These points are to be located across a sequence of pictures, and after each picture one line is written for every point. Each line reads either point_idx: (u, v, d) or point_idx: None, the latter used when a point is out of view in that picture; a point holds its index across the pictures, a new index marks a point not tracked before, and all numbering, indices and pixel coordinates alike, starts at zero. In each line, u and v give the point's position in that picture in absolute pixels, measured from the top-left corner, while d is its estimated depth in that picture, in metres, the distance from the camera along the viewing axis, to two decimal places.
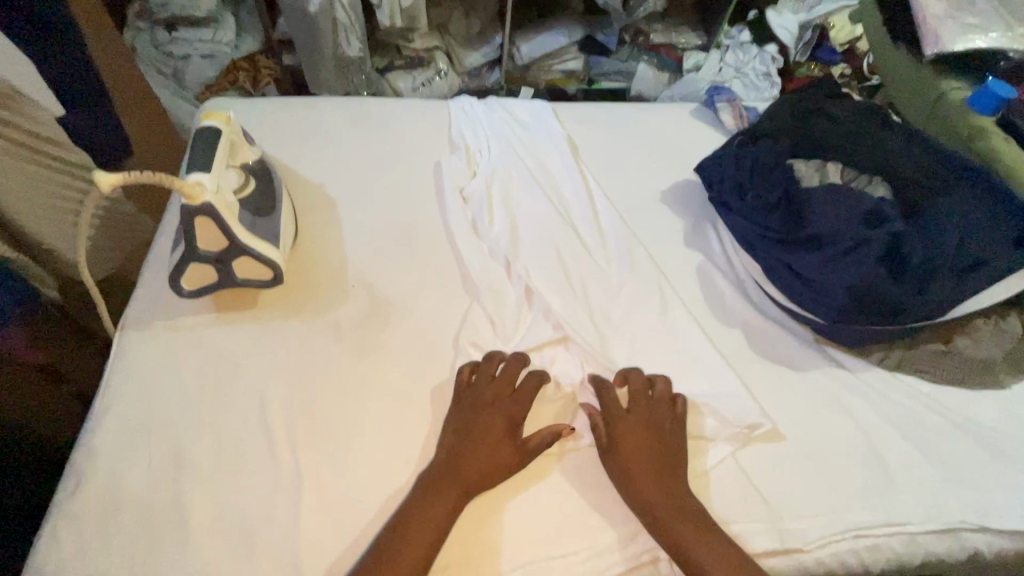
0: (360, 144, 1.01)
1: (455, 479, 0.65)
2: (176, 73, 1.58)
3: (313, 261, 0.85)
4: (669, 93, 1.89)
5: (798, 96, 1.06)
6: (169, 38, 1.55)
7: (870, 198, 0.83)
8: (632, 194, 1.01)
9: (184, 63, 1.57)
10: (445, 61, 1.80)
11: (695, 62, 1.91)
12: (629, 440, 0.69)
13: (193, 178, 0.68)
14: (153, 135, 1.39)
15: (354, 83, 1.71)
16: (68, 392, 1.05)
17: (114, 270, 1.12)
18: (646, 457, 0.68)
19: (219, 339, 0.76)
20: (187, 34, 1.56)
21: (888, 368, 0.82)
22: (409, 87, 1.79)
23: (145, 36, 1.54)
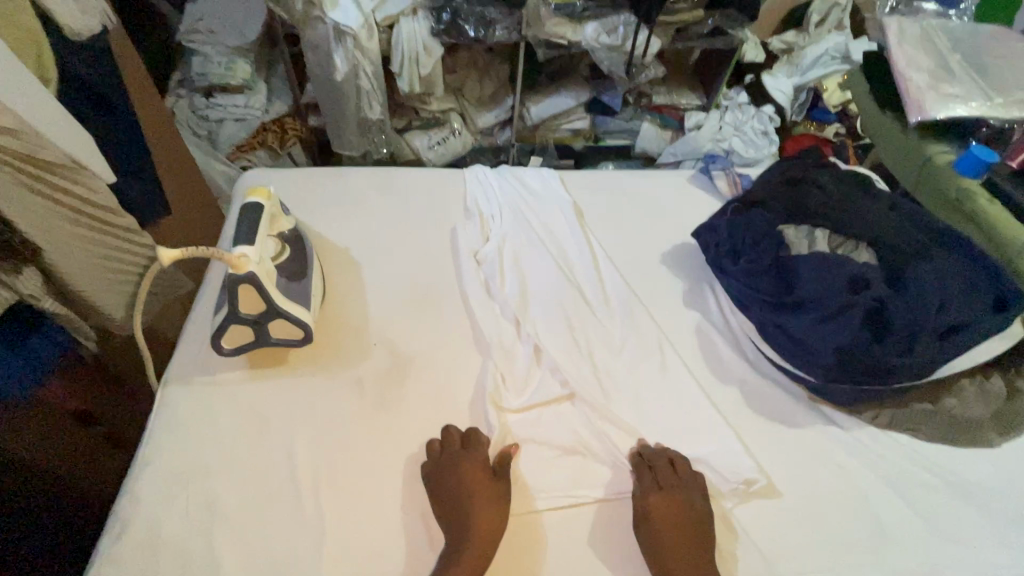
0: (383, 210, 1.10)
1: (470, 531, 0.69)
2: (210, 134, 1.73)
3: (339, 319, 0.93)
4: (671, 151, 2.01)
5: (787, 166, 1.14)
6: (206, 103, 1.70)
7: (857, 263, 0.89)
8: (634, 256, 1.08)
9: (219, 126, 1.72)
10: (459, 122, 1.93)
11: (696, 120, 2.00)
12: (661, 514, 0.72)
13: (239, 249, 0.76)
14: (188, 194, 1.50)
15: (374, 143, 1.84)
16: (100, 433, 1.15)
17: (151, 320, 1.21)
18: (675, 531, 0.71)
19: (251, 393, 0.82)
20: (222, 101, 1.71)
21: (880, 426, 0.86)
22: (426, 146, 1.92)
23: (185, 102, 1.70)
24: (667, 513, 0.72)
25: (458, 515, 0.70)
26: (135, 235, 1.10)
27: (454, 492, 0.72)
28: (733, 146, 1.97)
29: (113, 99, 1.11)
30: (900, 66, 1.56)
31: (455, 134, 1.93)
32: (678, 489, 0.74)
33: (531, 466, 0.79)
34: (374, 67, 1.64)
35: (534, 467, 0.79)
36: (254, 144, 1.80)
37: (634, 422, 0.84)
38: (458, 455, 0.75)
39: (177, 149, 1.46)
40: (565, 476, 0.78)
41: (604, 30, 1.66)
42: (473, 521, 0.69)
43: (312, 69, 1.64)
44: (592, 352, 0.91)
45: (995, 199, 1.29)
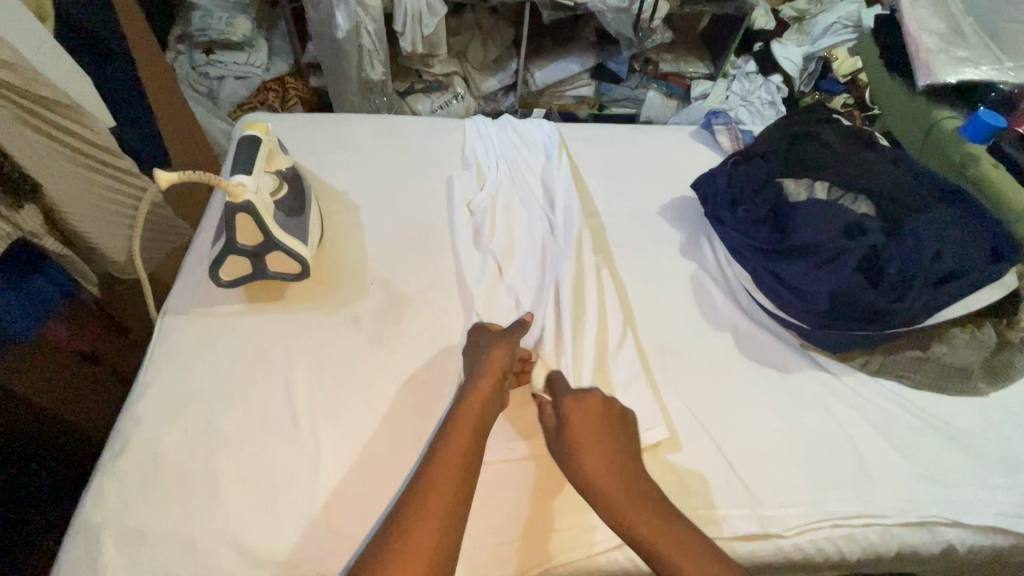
0: (382, 157, 1.10)
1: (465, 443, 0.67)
2: (211, 92, 1.70)
3: (337, 259, 0.93)
4: (677, 119, 1.97)
5: (790, 120, 1.13)
6: (206, 59, 1.67)
7: (852, 212, 0.88)
8: (631, 209, 1.08)
9: (219, 83, 1.69)
10: (463, 86, 1.90)
11: (702, 90, 1.98)
12: (578, 424, 0.72)
13: (236, 179, 0.76)
14: (189, 148, 1.50)
15: (376, 105, 1.81)
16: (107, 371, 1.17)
17: (153, 268, 1.22)
18: (594, 440, 0.70)
19: (249, 325, 0.83)
20: (224, 58, 1.68)
21: (870, 372, 0.86)
22: (428, 109, 1.89)
23: (184, 57, 1.67)
24: (586, 441, 0.70)
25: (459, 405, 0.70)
26: (135, 178, 1.10)
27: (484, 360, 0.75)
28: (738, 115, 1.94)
29: (111, 44, 1.10)
30: (911, 28, 1.53)
31: (458, 98, 1.91)
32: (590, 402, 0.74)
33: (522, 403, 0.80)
34: (377, 25, 1.61)
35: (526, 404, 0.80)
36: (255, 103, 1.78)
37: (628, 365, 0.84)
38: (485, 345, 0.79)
39: (179, 103, 1.45)
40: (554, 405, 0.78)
41: None
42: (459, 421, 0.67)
43: (313, 22, 1.61)
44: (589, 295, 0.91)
45: (999, 164, 1.29)
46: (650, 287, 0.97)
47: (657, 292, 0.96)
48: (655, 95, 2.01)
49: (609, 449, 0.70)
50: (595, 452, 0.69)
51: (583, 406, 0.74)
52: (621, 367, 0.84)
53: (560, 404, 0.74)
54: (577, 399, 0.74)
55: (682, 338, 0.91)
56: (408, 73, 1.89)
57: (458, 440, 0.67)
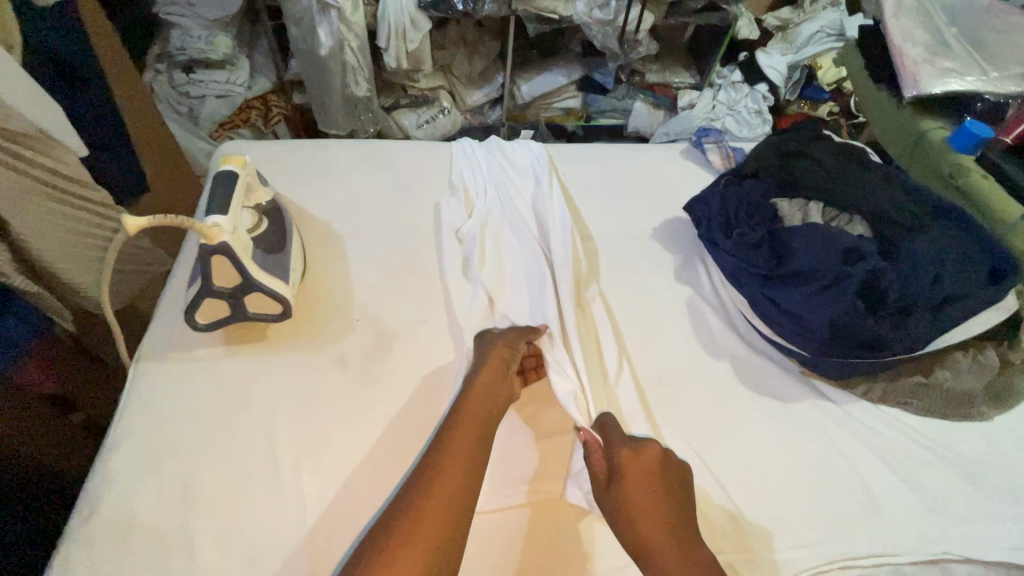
0: (366, 183, 1.06)
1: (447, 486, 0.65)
2: (192, 112, 1.66)
3: (320, 295, 0.89)
4: (664, 130, 1.97)
5: (782, 137, 1.12)
6: (185, 79, 1.62)
7: (851, 236, 0.86)
8: (623, 231, 1.06)
9: (201, 102, 1.65)
10: (448, 100, 1.88)
11: (690, 99, 1.97)
12: (633, 476, 0.69)
13: (211, 219, 0.72)
14: (167, 172, 1.46)
15: (361, 122, 1.78)
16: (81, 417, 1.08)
17: (128, 300, 1.17)
18: (650, 494, 0.68)
19: (227, 370, 0.79)
20: (204, 77, 1.64)
21: (872, 400, 0.84)
22: (414, 125, 1.86)
23: (163, 77, 1.63)
24: (642, 498, 0.68)
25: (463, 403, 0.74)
26: (109, 209, 1.07)
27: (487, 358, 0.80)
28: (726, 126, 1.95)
29: (87, 69, 1.05)
30: (896, 38, 1.53)
31: (444, 113, 1.88)
32: (648, 451, 0.72)
33: (517, 445, 0.77)
34: (360, 42, 1.58)
35: (519, 447, 0.77)
36: (237, 122, 1.74)
37: (626, 397, 0.82)
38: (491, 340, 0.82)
39: (157, 126, 1.40)
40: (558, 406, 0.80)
41: (596, 5, 1.59)
42: (440, 468, 0.66)
43: (294, 40, 1.57)
44: (583, 325, 0.88)
45: (988, 175, 1.29)
46: (645, 314, 0.94)
47: (652, 319, 0.94)
48: (640, 106, 1.98)
49: (664, 503, 0.68)
50: (649, 503, 0.67)
51: (642, 458, 0.71)
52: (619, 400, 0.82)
53: (615, 452, 0.72)
54: (633, 450, 0.72)
55: (679, 368, 0.88)
56: (393, 88, 1.86)
57: (448, 471, 0.66)
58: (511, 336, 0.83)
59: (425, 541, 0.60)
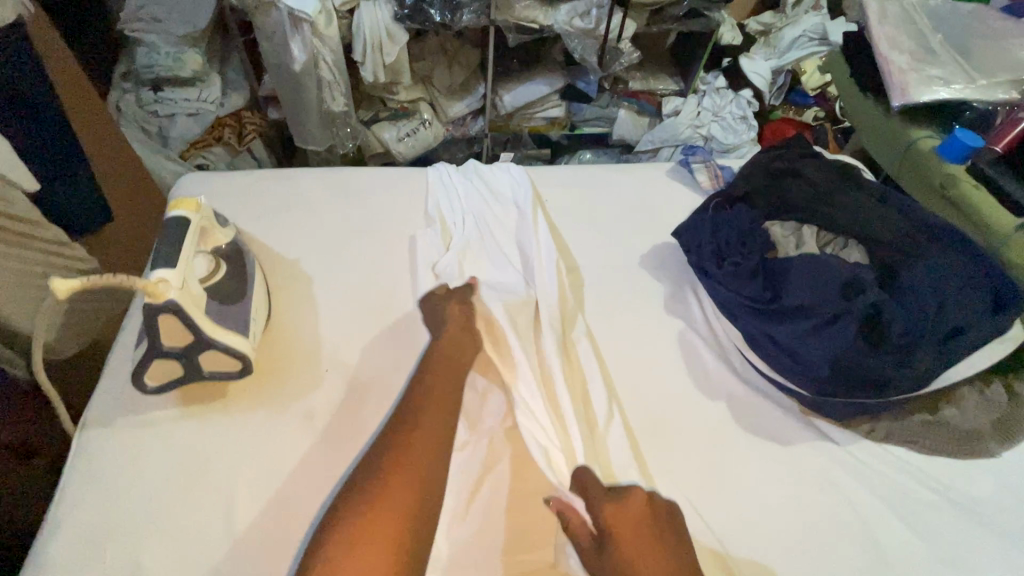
0: (336, 216, 1.00)
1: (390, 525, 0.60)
2: (161, 130, 1.52)
3: (287, 343, 0.83)
4: (650, 137, 1.89)
5: (772, 155, 1.07)
6: (154, 96, 1.49)
7: (849, 266, 0.82)
8: (608, 260, 1.01)
9: (170, 121, 1.51)
10: (429, 113, 1.79)
11: (674, 106, 1.88)
12: (622, 536, 0.64)
13: (157, 274, 0.66)
14: (138, 203, 1.33)
15: (339, 137, 1.68)
16: (47, 467, 1.00)
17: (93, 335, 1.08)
18: (639, 554, 0.63)
19: (183, 434, 0.73)
20: (173, 94, 1.51)
21: (876, 439, 0.80)
22: (394, 138, 1.78)
23: (130, 96, 1.49)
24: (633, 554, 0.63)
25: (424, 378, 0.77)
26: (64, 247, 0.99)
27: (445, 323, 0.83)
28: (711, 132, 1.87)
29: (44, 103, 0.93)
30: (881, 46, 1.49)
31: (425, 125, 1.79)
32: (633, 505, 0.67)
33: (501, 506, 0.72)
34: (335, 55, 1.49)
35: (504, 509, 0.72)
36: (211, 140, 1.59)
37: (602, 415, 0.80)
38: (440, 300, 0.86)
39: (125, 152, 1.29)
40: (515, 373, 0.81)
41: (578, 13, 1.52)
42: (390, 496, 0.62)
43: (266, 55, 1.48)
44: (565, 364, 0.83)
45: (980, 185, 1.26)
46: (634, 351, 0.89)
47: (642, 357, 0.89)
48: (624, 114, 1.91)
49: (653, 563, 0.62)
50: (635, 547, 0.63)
51: (625, 512, 0.66)
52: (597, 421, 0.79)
53: (600, 512, 0.67)
54: (615, 505, 0.67)
55: (672, 411, 0.83)
56: (371, 101, 1.79)
57: (395, 499, 0.62)
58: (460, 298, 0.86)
59: (392, 526, 0.60)
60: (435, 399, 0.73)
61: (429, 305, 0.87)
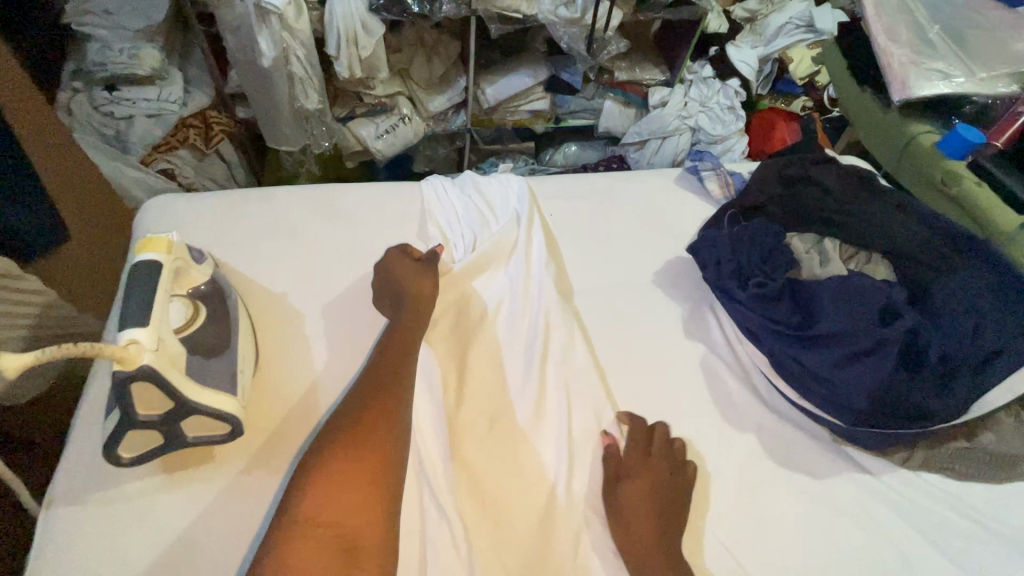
0: (325, 240, 0.91)
1: (349, 480, 0.61)
2: (119, 135, 1.30)
3: (277, 391, 0.75)
4: (636, 129, 1.65)
5: (783, 159, 1.02)
6: (109, 97, 1.27)
7: (882, 289, 0.77)
8: (620, 279, 0.95)
9: (128, 124, 1.29)
10: (409, 107, 1.52)
11: (661, 97, 1.61)
12: (642, 479, 0.72)
13: (126, 336, 0.57)
14: (116, 224, 1.21)
15: (314, 137, 1.45)
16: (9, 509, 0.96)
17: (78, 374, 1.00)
18: (645, 504, 0.70)
19: (164, 507, 0.64)
20: (130, 95, 1.28)
21: (913, 468, 0.77)
22: (372, 135, 1.52)
23: (83, 96, 1.27)
24: (641, 500, 0.70)
25: (361, 410, 0.68)
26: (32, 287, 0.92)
27: (402, 294, 0.82)
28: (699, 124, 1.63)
29: None
30: (879, 40, 1.41)
31: (405, 121, 1.52)
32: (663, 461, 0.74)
33: (504, 531, 0.69)
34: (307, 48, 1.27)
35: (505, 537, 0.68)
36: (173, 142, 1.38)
37: (538, 459, 0.75)
38: (392, 266, 0.84)
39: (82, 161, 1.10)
40: (452, 409, 0.76)
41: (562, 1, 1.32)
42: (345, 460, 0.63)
43: (229, 47, 1.24)
44: (544, 404, 0.79)
45: (982, 182, 1.21)
46: (651, 380, 0.84)
47: (661, 387, 0.83)
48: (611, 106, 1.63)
49: (654, 504, 0.70)
50: (639, 490, 0.71)
51: (645, 465, 0.73)
52: (539, 467, 0.74)
53: (631, 459, 0.73)
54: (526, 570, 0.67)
55: (701, 444, 0.78)
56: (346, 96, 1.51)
57: (343, 468, 0.62)
58: (414, 316, 0.79)
59: (356, 492, 0.60)
60: (389, 384, 0.71)
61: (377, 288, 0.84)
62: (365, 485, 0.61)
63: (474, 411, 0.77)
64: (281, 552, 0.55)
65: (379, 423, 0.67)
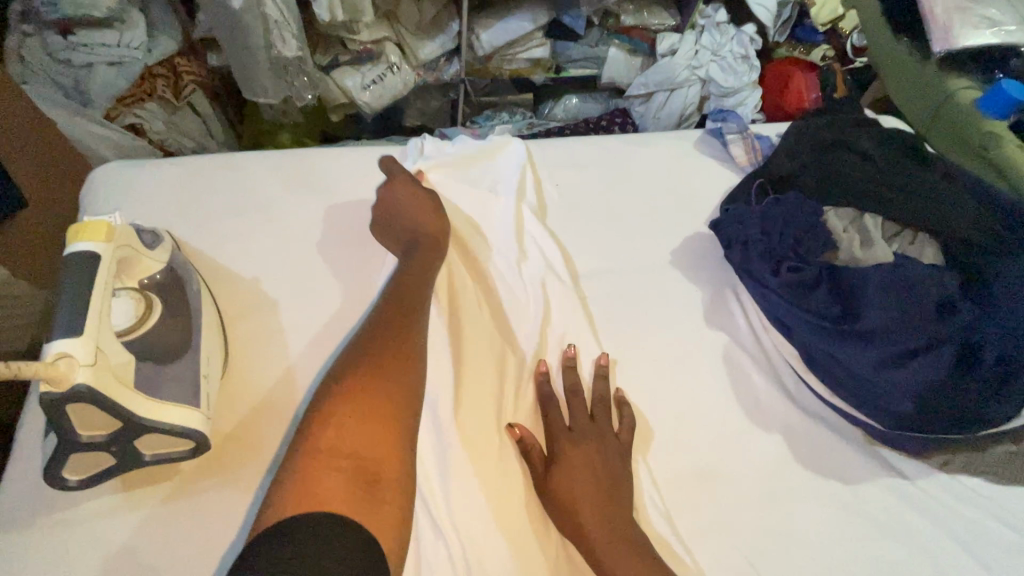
0: (300, 217, 0.80)
1: (382, 415, 0.54)
2: (80, 87, 1.03)
3: (248, 393, 0.66)
4: (642, 80, 1.44)
5: (819, 121, 0.91)
6: (65, 43, 0.99)
7: (935, 281, 0.70)
8: (634, 260, 0.85)
9: (88, 75, 1.02)
10: (398, 54, 1.32)
11: (670, 44, 1.42)
12: (580, 472, 0.65)
13: (56, 351, 0.47)
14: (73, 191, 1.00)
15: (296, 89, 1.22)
16: None
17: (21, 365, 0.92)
18: (589, 495, 0.63)
19: (127, 533, 0.57)
20: (88, 39, 1.00)
21: (951, 471, 0.71)
22: (359, 87, 1.31)
23: (34, 40, 0.99)
24: (580, 490, 0.64)
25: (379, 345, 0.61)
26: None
27: (417, 235, 0.76)
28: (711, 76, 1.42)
29: None
30: None
31: (394, 71, 1.32)
32: (589, 445, 0.67)
33: (513, 540, 0.62)
34: None
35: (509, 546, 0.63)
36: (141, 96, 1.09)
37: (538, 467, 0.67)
38: (401, 203, 0.78)
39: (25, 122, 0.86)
40: (449, 419, 0.66)
41: None
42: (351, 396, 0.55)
43: None
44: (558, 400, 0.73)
45: None
46: (668, 375, 0.76)
47: (680, 384, 0.75)
48: (615, 53, 1.44)
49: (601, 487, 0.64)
50: (574, 476, 0.64)
51: (581, 451, 0.66)
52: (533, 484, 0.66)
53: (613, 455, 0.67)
54: None
55: (721, 448, 0.72)
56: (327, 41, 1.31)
57: (375, 405, 0.55)
58: (408, 287, 0.70)
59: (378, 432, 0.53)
60: (399, 327, 0.64)
61: (390, 235, 0.77)
62: (384, 423, 0.54)
63: (472, 423, 0.66)
64: (305, 474, 0.49)
65: (396, 359, 0.60)
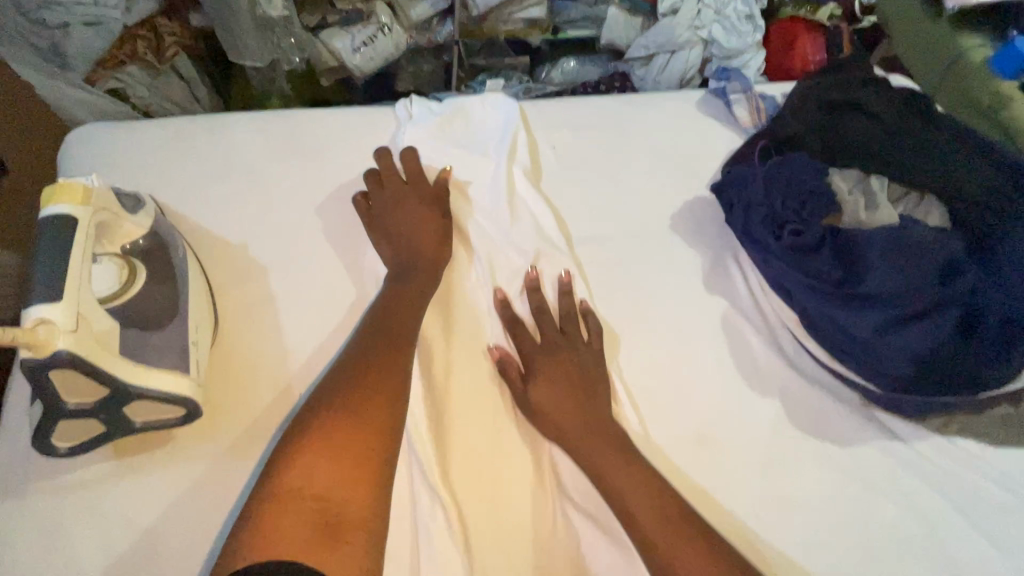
0: (287, 181, 0.77)
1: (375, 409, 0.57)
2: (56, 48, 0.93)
3: (240, 360, 0.65)
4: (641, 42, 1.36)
5: (824, 77, 0.87)
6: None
7: (941, 244, 0.68)
8: (633, 225, 0.83)
9: (64, 34, 0.91)
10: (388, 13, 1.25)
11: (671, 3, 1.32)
12: (578, 437, 0.64)
13: (34, 316, 0.46)
14: None
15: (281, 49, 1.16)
16: None
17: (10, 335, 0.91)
18: (599, 454, 0.63)
19: (123, 498, 0.57)
20: None
21: (948, 433, 0.71)
22: (349, 48, 1.24)
23: None
24: (582, 454, 0.64)
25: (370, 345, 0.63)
26: None
27: (414, 209, 0.74)
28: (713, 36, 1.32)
29: None
30: None
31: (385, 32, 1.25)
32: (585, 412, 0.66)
33: (513, 504, 0.63)
34: None
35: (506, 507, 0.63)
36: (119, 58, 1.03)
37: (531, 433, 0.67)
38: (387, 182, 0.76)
39: None
40: (443, 386, 0.66)
41: None
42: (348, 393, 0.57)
43: None
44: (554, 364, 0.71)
45: None
46: (666, 341, 0.75)
47: (678, 350, 0.74)
48: (614, 12, 1.37)
49: (602, 446, 0.63)
50: (571, 441, 0.64)
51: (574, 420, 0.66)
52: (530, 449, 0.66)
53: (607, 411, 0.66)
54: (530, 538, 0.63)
55: (718, 412, 0.71)
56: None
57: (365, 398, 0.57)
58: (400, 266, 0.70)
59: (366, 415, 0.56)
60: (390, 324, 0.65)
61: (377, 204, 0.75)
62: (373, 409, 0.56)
63: (467, 388, 0.67)
64: None
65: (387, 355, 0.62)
